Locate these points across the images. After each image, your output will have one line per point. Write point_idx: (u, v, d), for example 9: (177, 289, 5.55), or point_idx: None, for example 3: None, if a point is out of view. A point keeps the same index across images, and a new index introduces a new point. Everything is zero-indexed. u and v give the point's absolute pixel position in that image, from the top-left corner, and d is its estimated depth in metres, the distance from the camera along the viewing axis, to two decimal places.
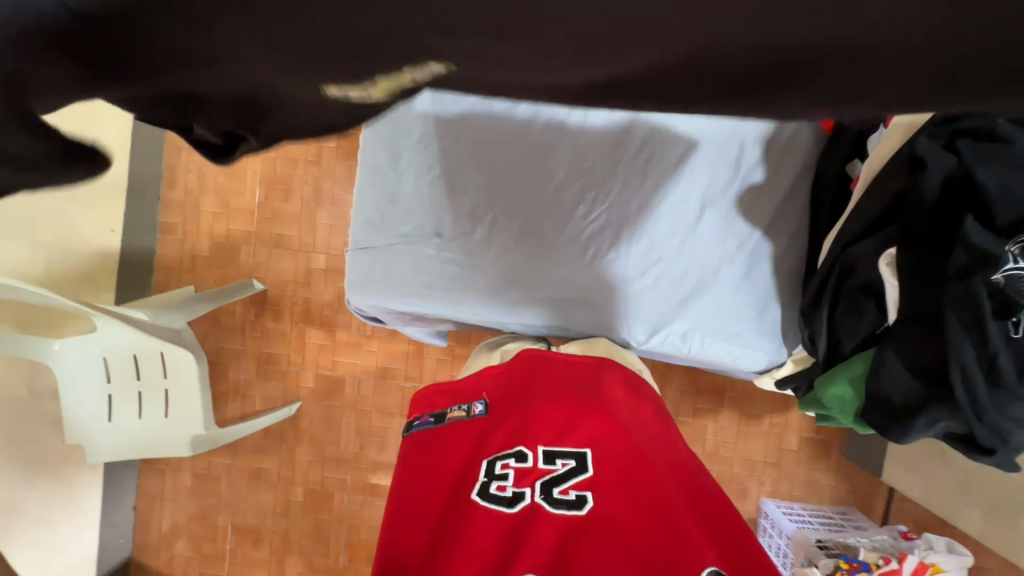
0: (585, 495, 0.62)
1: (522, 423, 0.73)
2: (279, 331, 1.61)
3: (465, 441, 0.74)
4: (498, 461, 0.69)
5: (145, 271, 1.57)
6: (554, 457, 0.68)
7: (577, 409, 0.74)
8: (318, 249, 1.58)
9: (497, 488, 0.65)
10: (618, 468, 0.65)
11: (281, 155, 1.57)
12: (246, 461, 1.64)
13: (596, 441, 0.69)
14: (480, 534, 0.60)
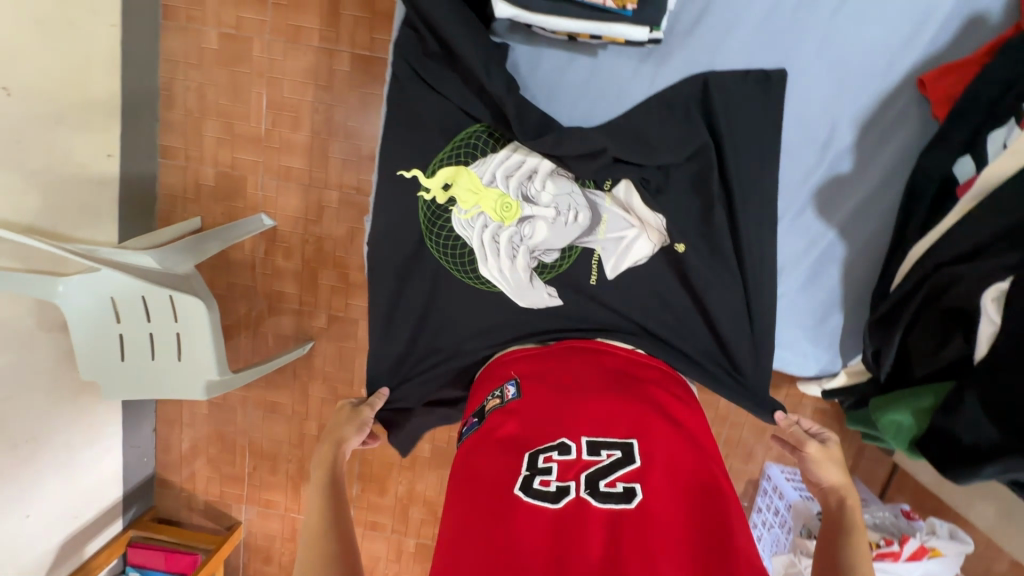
0: (633, 488, 0.60)
1: (562, 412, 0.69)
2: (291, 270, 1.55)
3: (501, 429, 0.69)
4: (540, 453, 0.64)
5: (148, 197, 1.48)
6: (599, 448, 0.64)
7: (619, 401, 0.70)
8: (330, 185, 1.48)
9: (540, 483, 0.61)
10: (665, 461, 0.63)
11: (288, 77, 1.41)
12: (261, 393, 1.66)
13: (640, 430, 0.66)
14: (525, 534, 0.56)
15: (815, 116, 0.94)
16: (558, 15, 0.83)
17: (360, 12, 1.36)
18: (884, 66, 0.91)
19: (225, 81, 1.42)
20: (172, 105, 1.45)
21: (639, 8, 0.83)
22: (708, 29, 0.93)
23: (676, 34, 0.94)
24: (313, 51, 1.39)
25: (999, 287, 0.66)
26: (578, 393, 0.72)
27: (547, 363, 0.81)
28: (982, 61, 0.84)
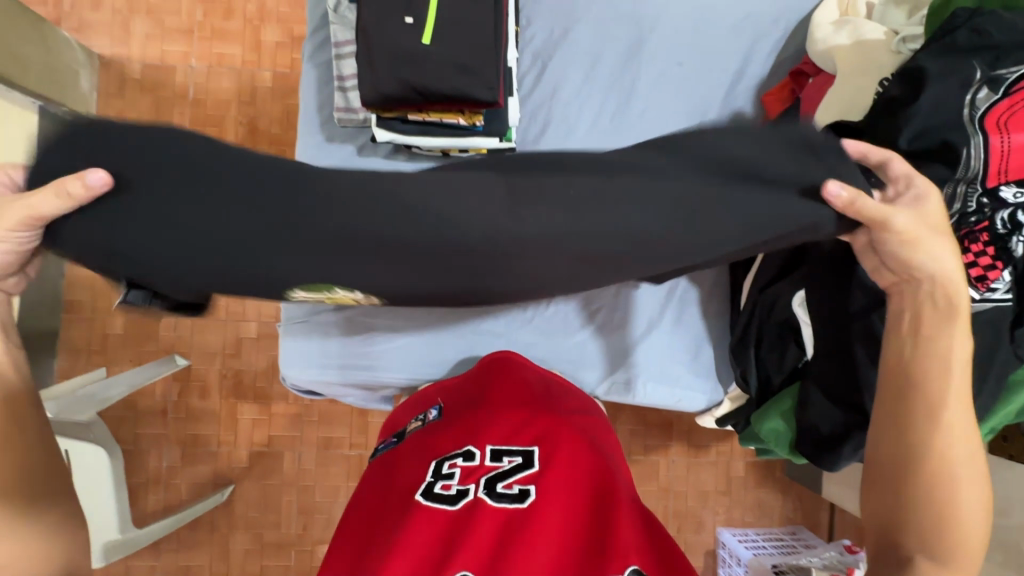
0: (529, 490, 0.61)
1: (470, 419, 0.69)
2: (207, 409, 1.49)
3: (413, 444, 0.70)
4: (445, 460, 0.65)
5: (47, 354, 1.42)
6: (502, 454, 0.64)
7: (525, 410, 0.70)
8: (248, 317, 1.50)
9: (441, 487, 0.62)
10: (564, 464, 0.63)
11: None
12: (171, 558, 1.46)
13: (543, 436, 0.66)
14: (419, 537, 0.57)
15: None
16: (429, 135, 0.99)
17: None
18: None
19: None
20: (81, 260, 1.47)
21: (489, 124, 1.00)
22: (551, 137, 1.08)
23: (528, 142, 1.08)
24: None
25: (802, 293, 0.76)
26: (487, 401, 0.72)
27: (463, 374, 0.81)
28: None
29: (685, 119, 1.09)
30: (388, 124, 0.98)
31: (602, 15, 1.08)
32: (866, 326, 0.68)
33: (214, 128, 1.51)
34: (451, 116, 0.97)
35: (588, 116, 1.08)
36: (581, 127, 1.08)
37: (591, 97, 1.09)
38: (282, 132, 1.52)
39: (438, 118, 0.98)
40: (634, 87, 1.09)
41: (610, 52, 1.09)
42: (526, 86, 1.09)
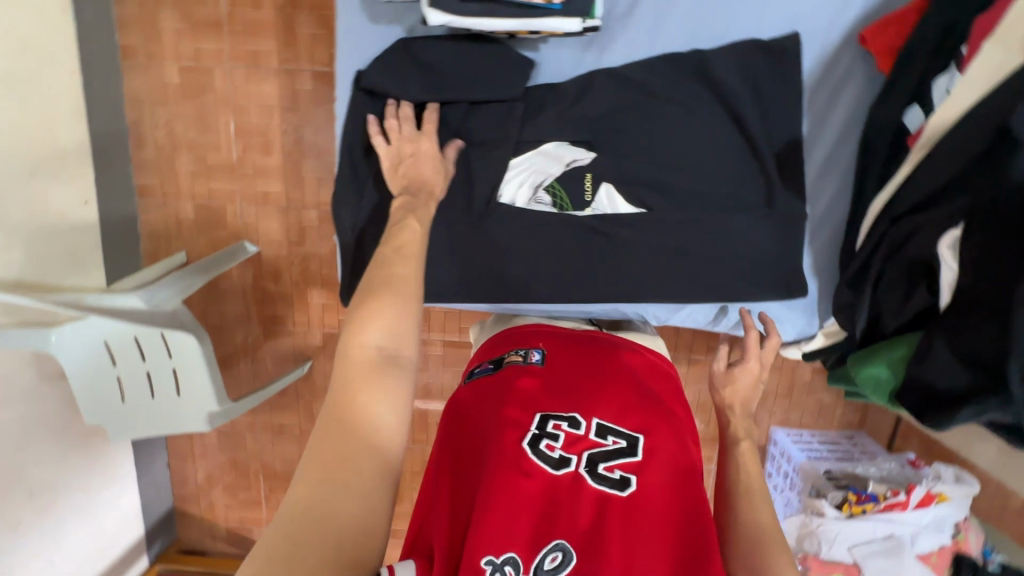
0: (630, 478, 0.65)
1: (578, 390, 0.73)
2: (280, 293, 1.57)
3: (515, 391, 0.74)
4: (550, 419, 0.70)
5: (131, 238, 1.49)
6: (606, 433, 0.69)
7: (634, 395, 0.74)
8: (308, 205, 1.49)
9: (546, 446, 0.67)
10: (665, 460, 0.67)
11: (253, 102, 1.42)
12: (267, 417, 1.68)
13: (650, 428, 0.70)
14: (528, 488, 0.62)
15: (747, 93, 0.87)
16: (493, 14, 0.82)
17: (315, 29, 1.36)
18: (825, 27, 0.88)
19: (191, 113, 1.43)
20: (143, 143, 1.46)
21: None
22: (647, 8, 0.89)
23: (615, 18, 0.90)
24: (274, 73, 1.40)
25: (953, 235, 0.73)
26: (590, 378, 0.76)
27: (565, 336, 0.85)
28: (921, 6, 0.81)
29: None
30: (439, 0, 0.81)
31: None
32: None
33: None
34: None
35: None
36: None
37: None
38: None
39: None
40: None
41: None
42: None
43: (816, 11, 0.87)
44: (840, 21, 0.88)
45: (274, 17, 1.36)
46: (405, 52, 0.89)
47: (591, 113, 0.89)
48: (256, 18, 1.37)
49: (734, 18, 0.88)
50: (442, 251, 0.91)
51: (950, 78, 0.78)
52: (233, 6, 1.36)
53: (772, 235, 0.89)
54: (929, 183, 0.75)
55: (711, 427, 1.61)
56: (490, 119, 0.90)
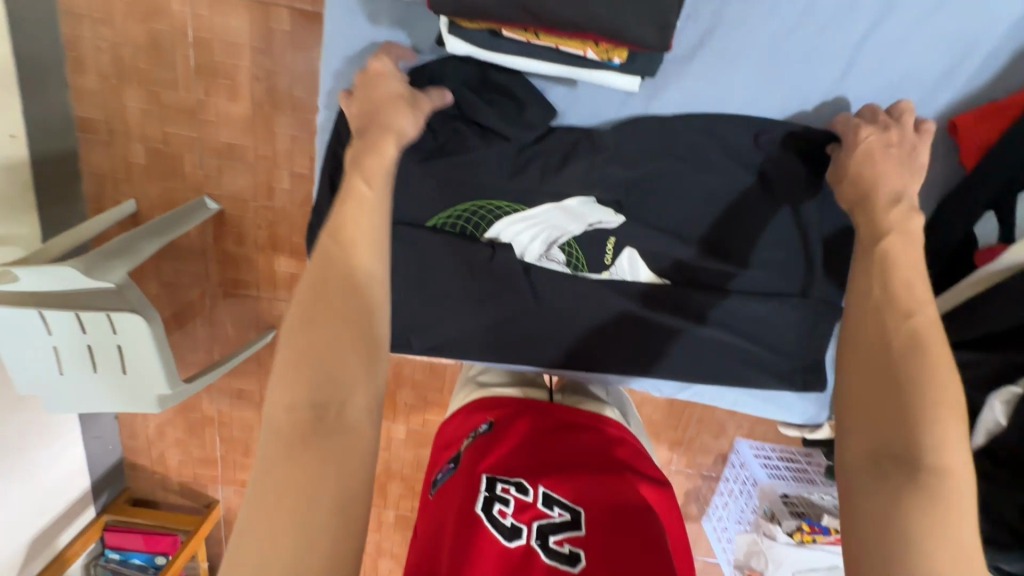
0: (579, 553, 0.57)
1: (528, 459, 0.69)
2: (244, 255, 1.43)
3: (471, 462, 0.69)
4: (499, 482, 0.64)
5: (71, 178, 1.30)
6: (553, 502, 0.62)
7: (585, 462, 0.69)
8: (280, 163, 1.32)
9: (497, 511, 0.61)
10: (618, 529, 0.60)
11: (219, 36, 1.20)
12: (225, 380, 1.59)
13: (599, 496, 0.63)
14: (470, 564, 0.55)
15: (791, 162, 0.90)
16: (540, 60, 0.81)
17: None
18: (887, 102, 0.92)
19: (143, 40, 1.21)
20: (83, 68, 1.23)
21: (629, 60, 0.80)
22: (710, 60, 0.90)
23: (675, 66, 0.91)
24: (245, 4, 1.17)
25: (1011, 391, 0.80)
26: (543, 447, 0.71)
27: (526, 409, 0.80)
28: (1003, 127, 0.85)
29: (890, 62, 0.90)
30: (466, 33, 0.79)
31: None
32: None
33: None
34: (576, 46, 0.78)
35: (767, 36, 0.89)
36: (751, 51, 0.89)
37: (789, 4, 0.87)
38: None
39: (554, 43, 0.78)
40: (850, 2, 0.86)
41: None
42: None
43: (882, 88, 0.91)
44: (912, 102, 0.92)
45: None
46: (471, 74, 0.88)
47: (629, 164, 0.92)
48: None
49: (796, 85, 0.91)
50: (463, 299, 0.93)
51: None
52: None
53: (798, 315, 0.94)
54: (992, 323, 0.84)
55: (678, 432, 1.63)
56: (543, 160, 0.92)
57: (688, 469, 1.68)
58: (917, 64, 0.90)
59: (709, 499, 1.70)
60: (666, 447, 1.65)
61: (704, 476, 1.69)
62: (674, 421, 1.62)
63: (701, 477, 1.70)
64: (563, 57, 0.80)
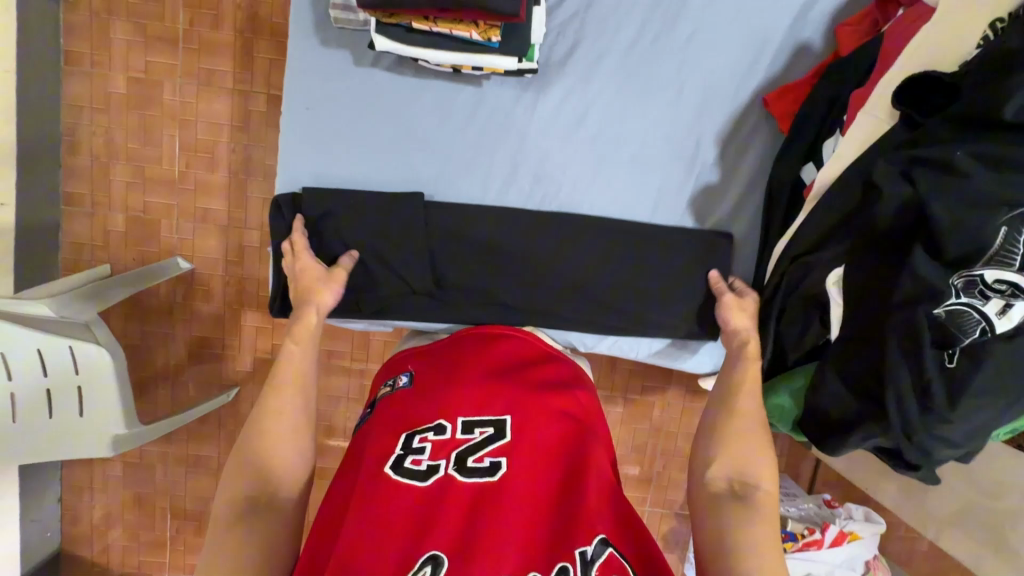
0: (499, 462, 0.65)
1: (439, 394, 0.72)
2: (211, 313, 1.50)
3: (387, 413, 0.72)
4: (415, 433, 0.68)
5: (49, 247, 1.40)
6: (472, 427, 0.68)
7: (494, 382, 0.74)
8: (250, 225, 1.46)
9: (412, 462, 0.65)
10: (532, 436, 0.68)
11: (202, 119, 1.41)
12: (183, 447, 1.56)
13: (515, 407, 0.70)
14: (393, 509, 0.61)
15: (664, 151, 0.98)
16: (438, 49, 0.84)
17: (273, 54, 1.39)
18: (735, 88, 0.97)
19: (134, 125, 1.40)
20: (77, 150, 1.40)
21: (506, 40, 0.84)
22: (580, 61, 0.94)
23: (551, 65, 0.95)
24: (227, 92, 1.40)
25: (838, 273, 0.83)
26: (455, 375, 0.75)
27: (436, 348, 0.83)
28: (812, 80, 0.93)
29: (733, 50, 0.96)
30: (386, 30, 0.83)
31: None
32: (907, 322, 0.73)
33: (210, 12, 1.37)
34: (462, 29, 0.82)
35: (623, 39, 0.94)
36: (614, 52, 0.94)
37: (629, 14, 0.94)
38: (284, 21, 1.38)
39: (449, 29, 0.83)
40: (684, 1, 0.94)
41: None
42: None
43: (730, 76, 0.96)
44: (746, 87, 0.97)
45: (233, 39, 1.38)
46: (346, 78, 0.93)
47: (531, 150, 0.97)
48: (213, 39, 1.38)
49: (657, 77, 0.95)
50: (387, 253, 0.96)
51: (835, 140, 0.90)
52: (190, 24, 1.37)
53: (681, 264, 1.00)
54: (812, 230, 0.87)
55: (646, 468, 1.63)
56: (428, 152, 0.96)
57: (661, 509, 1.65)
58: (750, 51, 0.96)
59: (688, 542, 1.65)
60: (637, 486, 1.64)
61: (678, 515, 1.66)
62: (639, 457, 1.63)
63: (676, 517, 1.67)
64: (448, 41, 0.84)
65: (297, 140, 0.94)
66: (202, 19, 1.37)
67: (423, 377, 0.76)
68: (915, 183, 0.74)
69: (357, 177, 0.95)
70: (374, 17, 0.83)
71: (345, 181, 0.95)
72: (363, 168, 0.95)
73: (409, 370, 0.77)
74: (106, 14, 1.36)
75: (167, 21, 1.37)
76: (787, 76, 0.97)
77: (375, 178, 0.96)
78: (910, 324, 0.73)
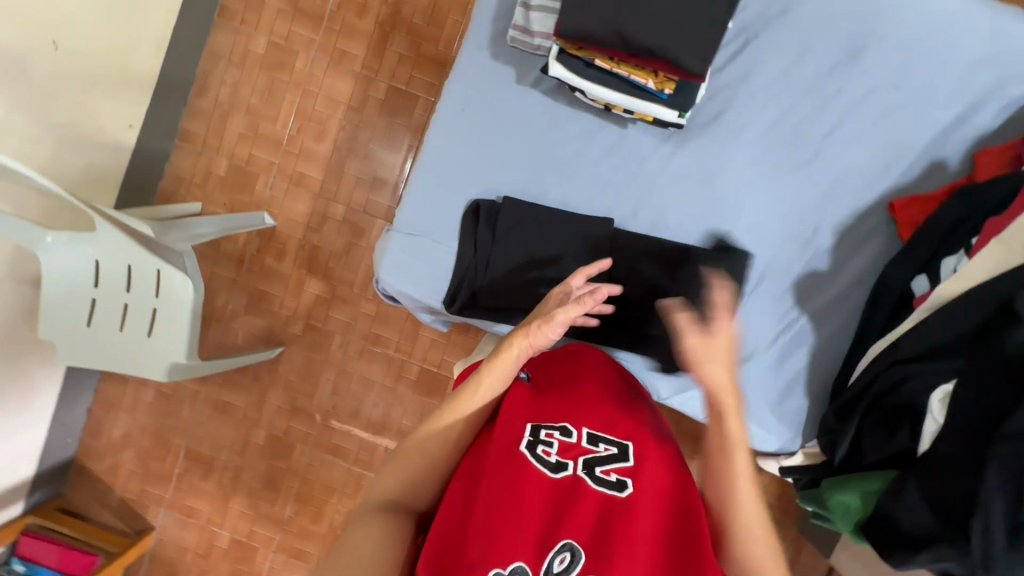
0: (625, 481, 0.70)
1: (565, 402, 0.78)
2: (279, 271, 1.55)
3: (512, 404, 0.78)
4: (544, 429, 0.74)
5: (154, 174, 1.49)
6: (597, 440, 0.74)
7: (612, 404, 0.79)
8: (338, 199, 1.52)
9: (543, 452, 0.72)
10: (652, 464, 0.73)
11: (324, 93, 1.49)
12: (215, 391, 1.60)
13: (635, 433, 0.75)
14: (530, 494, 0.68)
15: (780, 229, 1.00)
16: (607, 87, 0.90)
17: (404, 50, 1.48)
18: (863, 187, 0.99)
19: (262, 83, 1.49)
20: (205, 93, 1.50)
21: (675, 95, 0.90)
22: (723, 126, 0.98)
23: (694, 125, 0.99)
24: (353, 75, 1.49)
25: (943, 390, 0.82)
26: (577, 388, 0.81)
27: (552, 352, 0.90)
28: (944, 197, 0.95)
29: (869, 151, 0.98)
30: (565, 59, 0.89)
31: (821, 9, 0.96)
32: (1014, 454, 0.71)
33: (358, 0, 1.47)
34: (641, 75, 0.88)
35: (768, 116, 0.98)
36: (757, 126, 0.98)
37: (780, 96, 0.98)
38: (422, 24, 1.47)
39: (627, 73, 0.89)
40: (834, 96, 0.97)
41: (821, 51, 0.97)
42: (718, 59, 0.97)
43: (862, 175, 0.99)
44: (873, 189, 0.99)
45: (372, 29, 1.48)
46: (498, 91, 0.98)
47: (655, 196, 1.00)
48: (355, 25, 1.48)
49: (791, 159, 0.99)
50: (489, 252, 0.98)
51: (957, 259, 0.90)
52: (338, 8, 1.47)
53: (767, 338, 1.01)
54: (923, 341, 0.86)
55: None
56: (558, 174, 1.00)
57: None
58: (885, 156, 0.98)
59: None
60: None
61: None
62: None
63: None
64: (619, 82, 0.90)
65: (442, 137, 0.99)
66: (350, 6, 1.48)
67: (548, 380, 0.82)
68: None
69: (485, 181, 1.00)
70: (558, 45, 0.89)
71: (472, 183, 1.00)
72: (494, 175, 0.99)
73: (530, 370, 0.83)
74: None
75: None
76: (916, 188, 0.98)
77: (501, 187, 1.00)
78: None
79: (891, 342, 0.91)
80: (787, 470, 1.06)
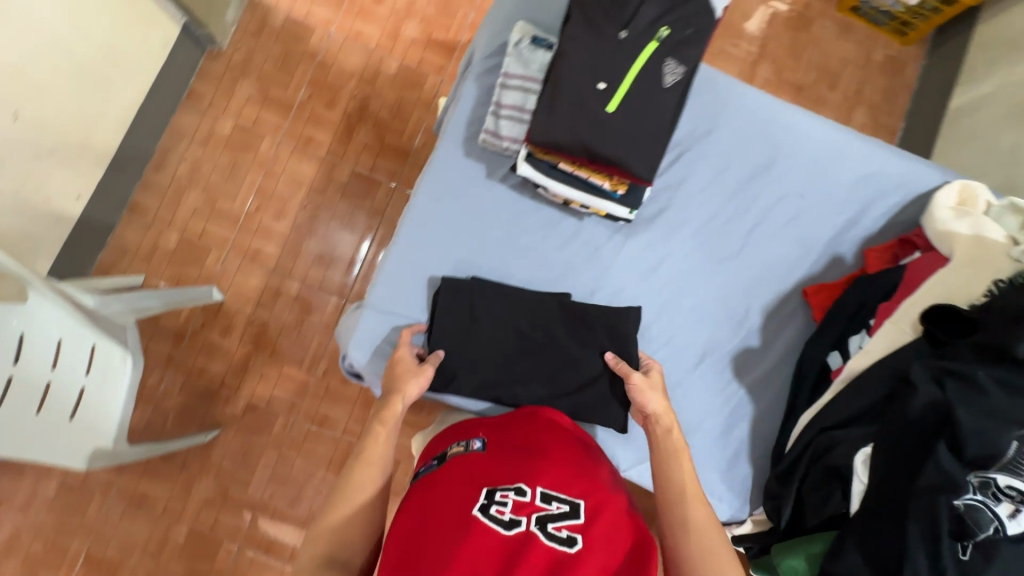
0: (576, 536, 0.68)
1: (518, 465, 0.77)
2: (222, 348, 1.49)
3: (462, 472, 0.77)
4: (497, 490, 0.72)
5: (96, 245, 1.43)
6: (551, 498, 0.72)
7: (569, 467, 0.78)
8: (293, 275, 1.52)
9: (496, 511, 0.69)
10: (606, 522, 0.71)
11: (287, 174, 1.54)
12: (134, 481, 1.44)
13: (589, 492, 0.74)
14: (479, 552, 0.64)
15: (718, 310, 1.13)
16: (567, 185, 1.02)
17: (369, 140, 1.58)
18: (783, 276, 1.15)
19: (224, 162, 1.53)
20: (162, 169, 1.50)
21: (628, 195, 1.04)
22: (666, 220, 1.12)
23: (642, 219, 1.12)
24: (318, 159, 1.56)
25: (865, 452, 0.93)
26: (534, 451, 0.80)
27: (506, 421, 0.90)
28: (846, 285, 1.11)
29: (785, 246, 1.15)
30: (532, 159, 1.02)
31: (740, 129, 1.15)
32: (929, 507, 0.81)
33: (328, 93, 1.58)
34: (599, 177, 1.02)
35: (703, 214, 1.14)
36: (694, 221, 1.13)
37: (709, 198, 1.14)
38: (387, 118, 1.59)
39: (586, 174, 1.02)
40: (754, 200, 1.15)
41: (742, 162, 1.15)
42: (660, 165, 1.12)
43: (781, 265, 1.15)
44: (791, 278, 1.15)
45: (339, 119, 1.58)
46: (466, 183, 1.08)
47: (609, 280, 1.10)
48: (323, 115, 1.57)
49: (723, 250, 1.14)
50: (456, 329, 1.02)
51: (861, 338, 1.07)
52: (307, 99, 1.57)
53: (712, 410, 1.09)
54: (844, 410, 0.99)
55: None
56: (521, 259, 1.08)
57: None
58: (798, 251, 1.15)
59: None
60: None
61: None
62: None
63: None
64: (579, 181, 1.02)
65: (416, 222, 1.06)
66: (319, 97, 1.58)
67: (501, 444, 0.82)
68: (945, 390, 0.86)
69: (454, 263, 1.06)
70: (526, 147, 1.02)
71: (440, 264, 1.06)
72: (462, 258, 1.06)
73: (483, 437, 0.83)
74: (239, 72, 1.56)
75: (289, 90, 1.57)
76: (824, 277, 1.15)
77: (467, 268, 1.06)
78: (933, 512, 0.81)
79: (818, 411, 1.02)
80: (738, 539, 1.11)
